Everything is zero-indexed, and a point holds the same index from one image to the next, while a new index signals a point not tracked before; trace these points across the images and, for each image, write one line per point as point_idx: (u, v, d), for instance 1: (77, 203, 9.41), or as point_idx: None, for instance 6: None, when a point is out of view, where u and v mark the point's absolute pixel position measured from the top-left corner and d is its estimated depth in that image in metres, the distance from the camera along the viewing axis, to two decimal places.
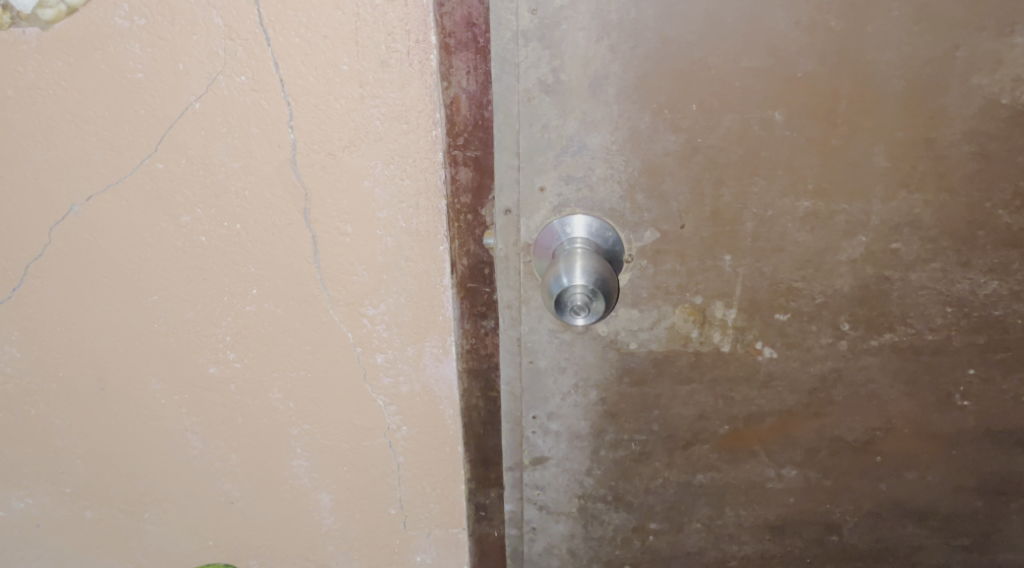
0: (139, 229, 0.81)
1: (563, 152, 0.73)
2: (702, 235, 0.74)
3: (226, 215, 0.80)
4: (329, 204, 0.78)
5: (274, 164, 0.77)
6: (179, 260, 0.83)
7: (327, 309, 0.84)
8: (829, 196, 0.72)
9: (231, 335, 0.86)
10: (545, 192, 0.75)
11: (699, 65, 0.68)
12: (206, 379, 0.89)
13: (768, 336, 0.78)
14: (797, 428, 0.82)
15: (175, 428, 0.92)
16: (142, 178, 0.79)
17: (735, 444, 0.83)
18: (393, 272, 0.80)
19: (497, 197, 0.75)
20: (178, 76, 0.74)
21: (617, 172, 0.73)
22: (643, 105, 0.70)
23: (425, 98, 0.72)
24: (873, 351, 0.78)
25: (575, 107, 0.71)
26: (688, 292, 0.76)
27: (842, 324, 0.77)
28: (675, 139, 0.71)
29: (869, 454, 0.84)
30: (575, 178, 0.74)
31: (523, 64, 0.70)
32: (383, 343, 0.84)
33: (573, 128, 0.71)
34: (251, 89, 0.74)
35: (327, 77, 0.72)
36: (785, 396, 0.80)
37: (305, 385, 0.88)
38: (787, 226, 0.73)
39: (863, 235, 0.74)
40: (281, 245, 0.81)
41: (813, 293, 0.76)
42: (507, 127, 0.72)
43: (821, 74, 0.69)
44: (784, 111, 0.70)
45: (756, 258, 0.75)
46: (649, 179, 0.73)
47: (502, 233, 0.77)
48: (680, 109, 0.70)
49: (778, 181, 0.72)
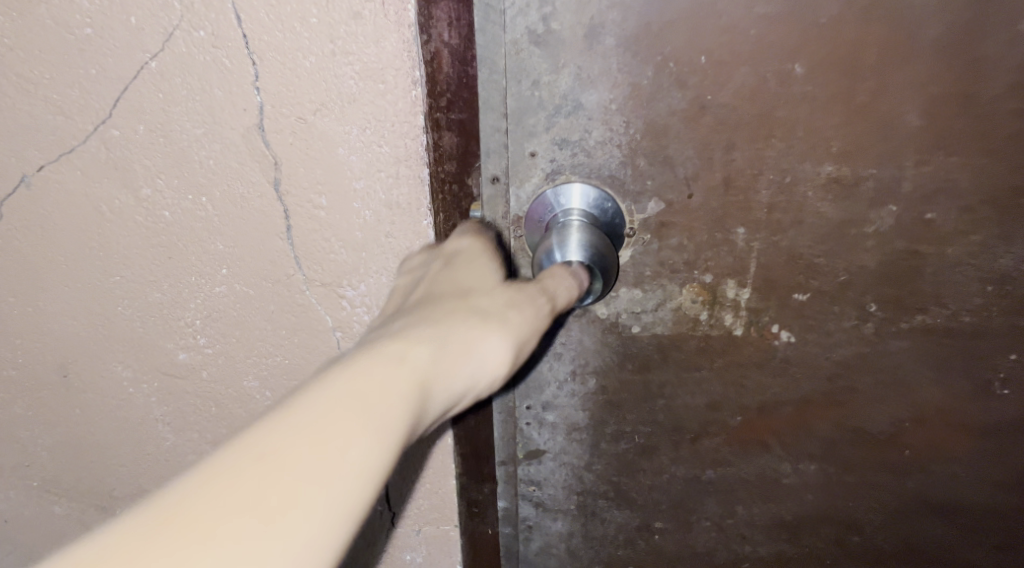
0: (96, 203, 0.75)
1: (556, 112, 0.68)
2: (712, 205, 0.68)
3: (190, 188, 0.73)
4: (301, 174, 0.71)
5: (240, 130, 0.70)
6: (141, 236, 0.76)
7: (302, 290, 0.77)
8: (854, 160, 0.66)
9: (200, 318, 0.80)
10: (537, 158, 0.70)
11: (709, 10, 0.62)
12: (176, 366, 0.83)
13: (784, 319, 0.72)
14: (816, 418, 0.76)
15: (145, 419, 0.86)
16: (96, 146, 0.72)
17: (748, 436, 0.76)
18: (373, 250, 0.73)
19: (484, 164, 0.70)
20: (131, 32, 0.67)
21: (616, 135, 0.67)
22: (644, 57, 0.64)
23: (403, 53, 0.64)
24: (902, 335, 0.72)
25: (567, 61, 0.66)
26: (696, 269, 0.70)
27: (868, 305, 0.70)
28: (681, 97, 0.65)
29: (895, 448, 0.77)
30: (569, 142, 0.69)
31: (510, 12, 0.65)
32: (364, 327, 0.78)
33: (566, 84, 0.66)
34: (212, 45, 0.67)
35: (294, 31, 0.65)
36: (803, 383, 0.74)
37: (282, 372, 0.82)
38: (807, 195, 0.67)
39: (892, 205, 0.67)
40: (251, 220, 0.74)
41: (835, 270, 0.69)
42: (494, 85, 0.67)
43: (849, 20, 0.61)
44: (804, 64, 0.63)
45: (771, 231, 0.68)
46: (652, 142, 0.67)
47: (489, 204, 0.72)
48: (686, 62, 0.64)
49: (797, 144, 0.65)
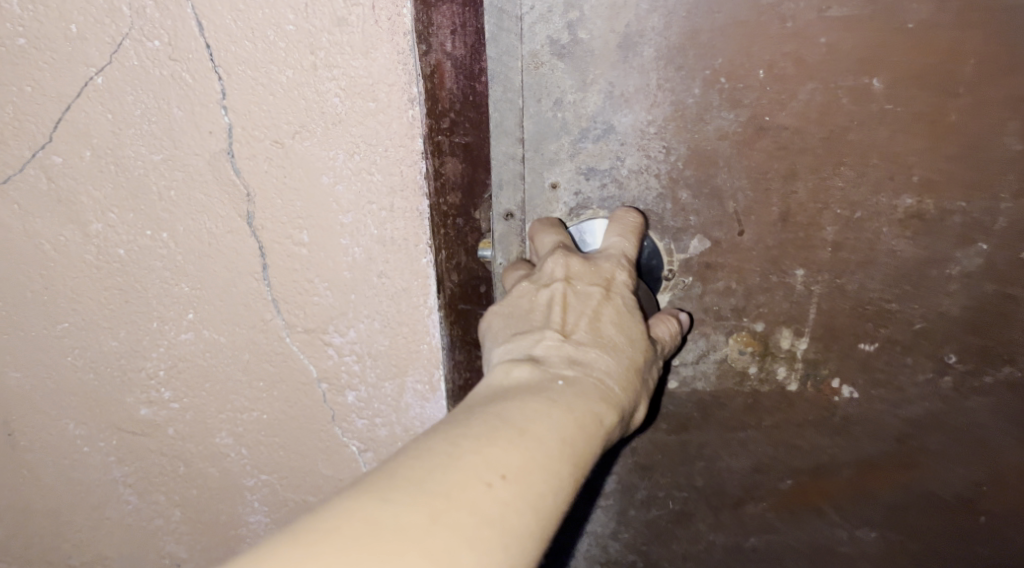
0: (36, 242, 0.64)
1: (583, 136, 0.59)
2: (766, 244, 0.60)
3: (148, 223, 0.62)
4: (278, 207, 0.61)
5: (205, 156, 0.59)
6: (91, 278, 0.65)
7: (281, 337, 0.67)
8: (941, 191, 0.57)
9: (164, 368, 0.69)
10: (559, 190, 0.61)
11: (770, 13, 0.55)
12: (137, 423, 0.72)
13: (848, 373, 0.63)
14: (876, 483, 0.66)
15: (104, 480, 0.76)
16: (35, 176, 0.61)
17: (799, 503, 0.68)
18: (363, 292, 0.63)
19: (496, 199, 0.60)
20: (71, 42, 0.56)
21: (654, 162, 0.59)
22: (693, 70, 0.57)
23: (398, 65, 0.55)
24: (985, 391, 0.62)
25: (597, 76, 0.58)
26: (746, 317, 0.62)
27: (949, 356, 0.61)
28: (735, 117, 0.57)
29: (970, 515, 0.66)
30: (598, 171, 0.60)
31: (528, 18, 0.56)
32: (354, 377, 0.68)
33: (596, 103, 0.58)
34: (169, 57, 0.56)
35: (269, 40, 0.55)
36: (863, 444, 0.65)
37: (260, 428, 0.72)
38: (882, 230, 0.59)
39: (983, 242, 0.58)
40: (220, 259, 0.63)
41: (912, 316, 0.61)
42: (508, 105, 0.58)
43: (940, 24, 0.54)
44: (884, 78, 0.55)
45: (835, 271, 0.60)
46: (699, 170, 0.59)
47: (502, 243, 0.62)
48: (740, 77, 0.56)
49: (870, 173, 0.57)
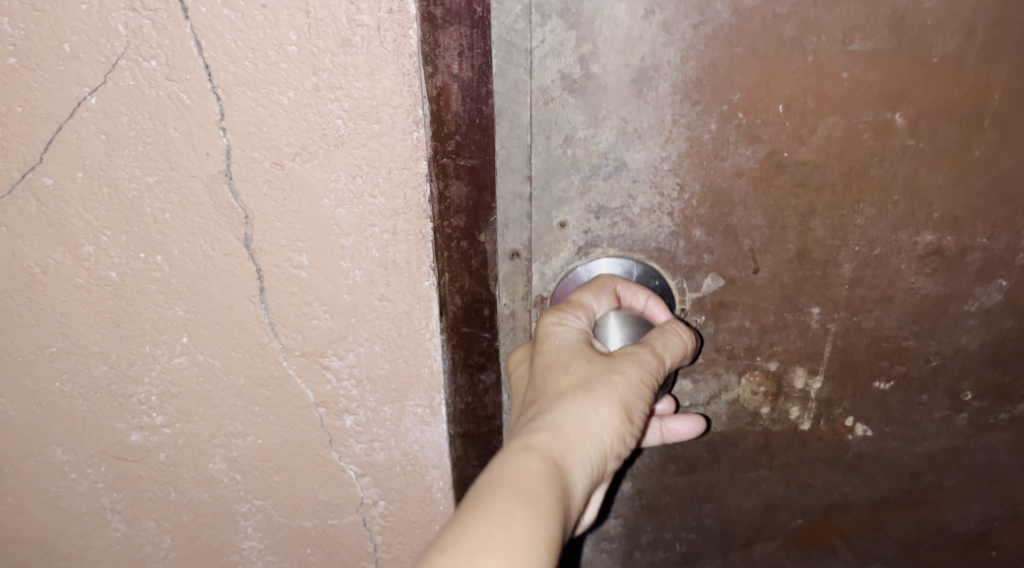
0: (27, 264, 0.62)
1: (592, 172, 0.60)
2: (783, 283, 0.64)
3: (142, 245, 0.61)
4: (277, 230, 0.59)
5: (202, 178, 0.58)
6: (82, 301, 0.63)
7: (278, 361, 0.65)
8: (959, 226, 0.62)
9: (157, 393, 0.67)
10: (567, 229, 0.62)
11: (795, 48, 0.57)
12: (127, 449, 0.70)
13: (860, 411, 0.69)
14: (891, 519, 0.75)
15: (91, 508, 0.73)
16: (24, 197, 0.59)
17: (814, 537, 0.75)
18: (363, 316, 0.62)
19: (503, 237, 0.61)
20: (65, 62, 0.55)
21: (667, 201, 0.61)
22: (711, 105, 0.58)
23: (403, 86, 0.54)
24: (1001, 426, 0.71)
25: (609, 112, 0.58)
26: (760, 356, 0.67)
27: (965, 394, 0.69)
28: (752, 153, 0.60)
29: (985, 549, 0.78)
30: (608, 208, 0.61)
31: (539, 53, 0.56)
32: (353, 401, 0.66)
33: (608, 139, 0.59)
34: (166, 77, 0.55)
35: (269, 61, 0.54)
36: (881, 481, 0.73)
37: (254, 453, 0.70)
38: (899, 268, 0.64)
39: (1001, 278, 0.64)
40: (216, 282, 0.62)
41: (926, 355, 0.67)
42: (516, 141, 0.58)
43: (962, 57, 0.57)
44: (907, 114, 0.59)
45: (851, 312, 0.65)
46: (714, 208, 0.62)
47: (507, 284, 0.63)
48: (760, 112, 0.59)
49: (893, 209, 0.62)
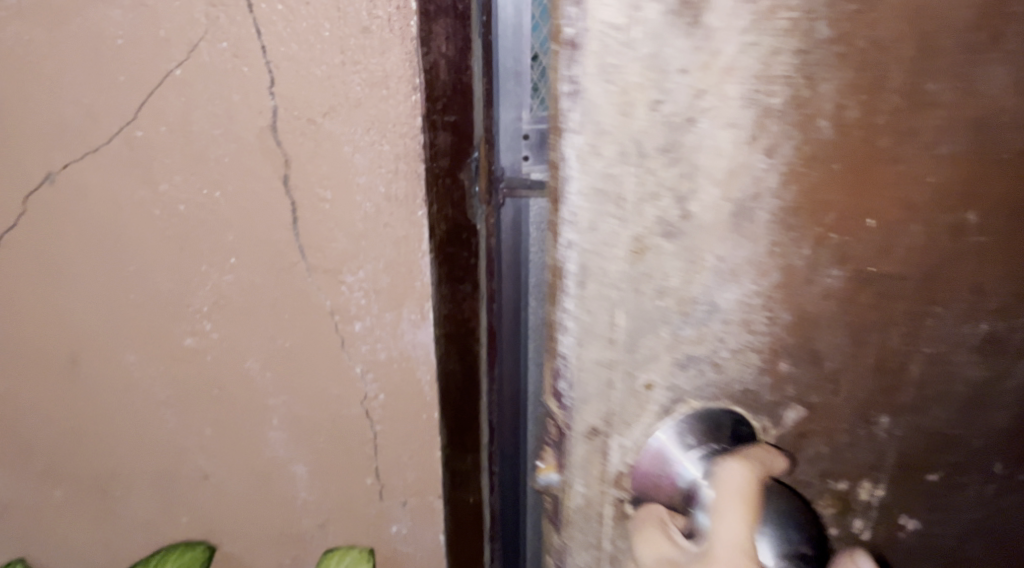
0: (117, 198, 0.82)
1: (683, 321, 0.60)
2: None
3: (205, 183, 0.81)
4: (309, 171, 0.80)
5: (254, 130, 0.78)
6: (155, 228, 0.83)
7: (304, 277, 0.85)
8: None
9: (208, 305, 0.87)
10: (652, 391, 0.61)
11: (886, 156, 0.55)
12: (182, 351, 0.90)
13: None
14: None
15: (150, 402, 0.92)
16: (120, 145, 0.79)
17: None
18: (371, 239, 0.83)
19: (577, 403, 0.63)
20: (160, 43, 0.75)
21: (744, 376, 0.60)
22: (805, 224, 0.57)
23: (405, 64, 0.75)
24: None
25: (705, 253, 0.58)
26: (831, 477, 0.62)
27: None
28: (839, 274, 0.58)
29: None
30: (694, 359, 0.60)
31: (607, 159, 0.57)
32: (361, 310, 0.86)
33: (701, 286, 0.59)
34: (233, 55, 0.75)
35: (309, 44, 0.74)
36: None
37: (282, 355, 0.89)
38: None
39: None
40: (260, 213, 0.82)
41: None
42: (594, 284, 0.60)
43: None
44: (977, 208, 0.56)
45: None
46: (797, 339, 0.59)
47: (582, 467, 0.64)
48: (852, 230, 0.57)
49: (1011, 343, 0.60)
